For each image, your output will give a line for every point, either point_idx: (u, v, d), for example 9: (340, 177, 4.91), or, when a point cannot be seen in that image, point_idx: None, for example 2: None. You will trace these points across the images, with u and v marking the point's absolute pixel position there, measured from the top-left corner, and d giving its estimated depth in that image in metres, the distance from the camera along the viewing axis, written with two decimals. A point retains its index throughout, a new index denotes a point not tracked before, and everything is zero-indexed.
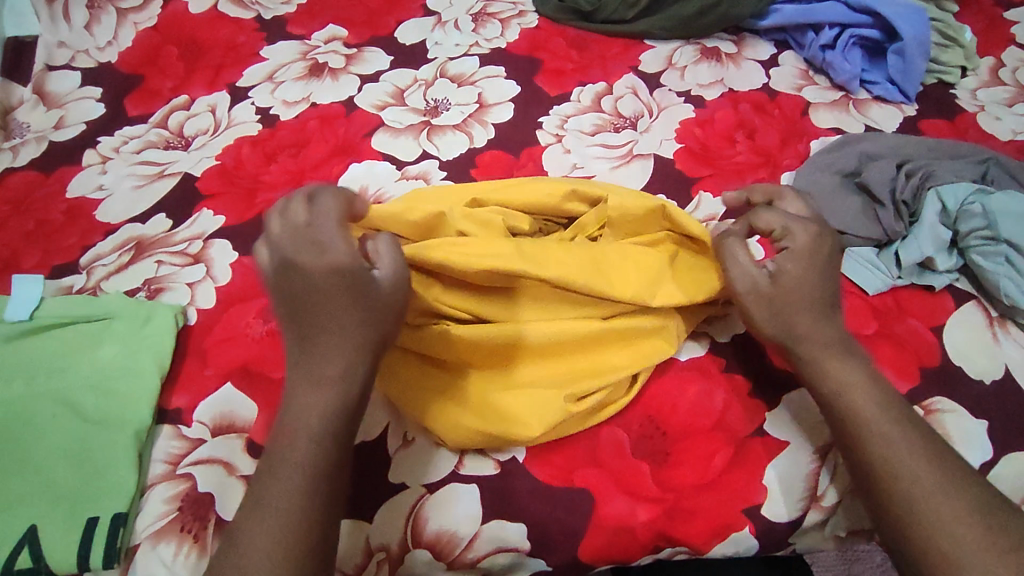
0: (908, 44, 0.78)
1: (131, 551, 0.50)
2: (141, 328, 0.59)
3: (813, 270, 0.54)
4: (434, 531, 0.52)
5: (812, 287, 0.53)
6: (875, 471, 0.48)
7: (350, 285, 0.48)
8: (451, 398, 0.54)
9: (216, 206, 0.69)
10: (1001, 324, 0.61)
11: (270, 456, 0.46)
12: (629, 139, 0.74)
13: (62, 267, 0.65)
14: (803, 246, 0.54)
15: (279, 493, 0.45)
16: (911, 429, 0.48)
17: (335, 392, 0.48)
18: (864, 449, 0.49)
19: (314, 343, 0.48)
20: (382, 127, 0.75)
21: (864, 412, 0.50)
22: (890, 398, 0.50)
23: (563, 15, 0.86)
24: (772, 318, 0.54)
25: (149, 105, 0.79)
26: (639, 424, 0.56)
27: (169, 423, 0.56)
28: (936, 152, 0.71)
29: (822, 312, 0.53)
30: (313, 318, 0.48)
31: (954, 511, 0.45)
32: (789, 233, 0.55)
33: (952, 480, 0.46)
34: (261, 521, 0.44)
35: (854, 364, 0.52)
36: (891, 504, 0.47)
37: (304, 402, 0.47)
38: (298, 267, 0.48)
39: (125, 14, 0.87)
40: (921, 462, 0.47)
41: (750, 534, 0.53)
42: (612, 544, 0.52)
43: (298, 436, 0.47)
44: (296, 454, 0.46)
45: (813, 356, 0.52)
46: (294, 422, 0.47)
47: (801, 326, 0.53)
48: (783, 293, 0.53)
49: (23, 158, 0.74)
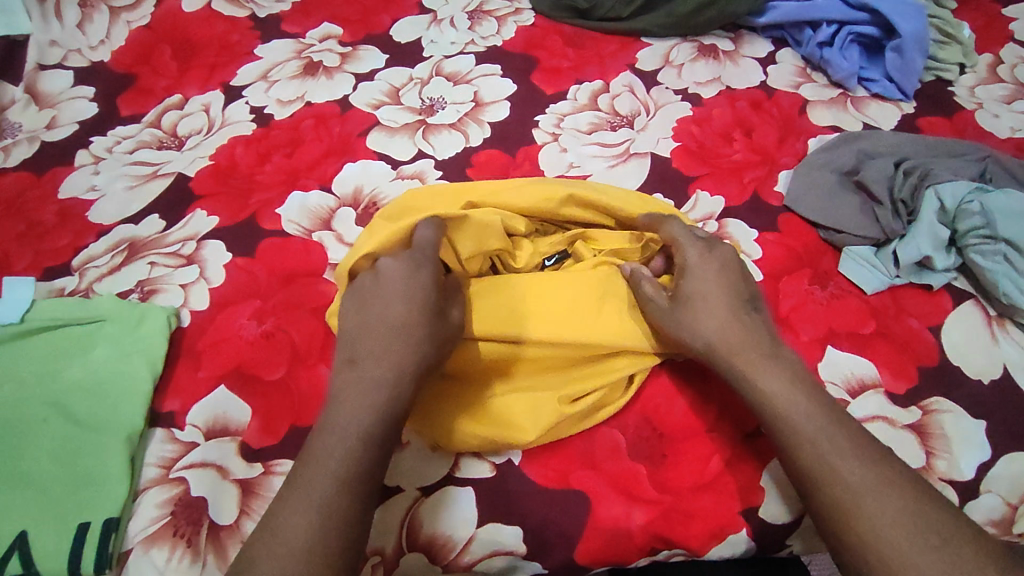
0: (907, 41, 0.77)
1: (123, 557, 0.50)
2: (134, 330, 0.58)
3: (718, 279, 0.54)
4: (429, 534, 0.52)
5: (714, 296, 0.53)
6: (808, 476, 0.47)
7: (421, 294, 0.51)
8: (463, 408, 0.54)
9: (210, 206, 0.68)
10: (999, 323, 0.61)
11: (306, 456, 0.46)
12: (626, 138, 0.74)
13: (54, 268, 0.65)
14: (698, 259, 0.55)
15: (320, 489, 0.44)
16: (840, 431, 0.48)
17: (390, 392, 0.48)
18: (796, 454, 0.48)
19: (364, 350, 0.50)
20: (378, 126, 0.75)
21: (793, 417, 0.49)
22: (820, 400, 0.50)
23: (559, 13, 0.85)
24: (690, 331, 0.53)
25: (143, 105, 0.79)
26: (636, 425, 0.56)
27: (162, 426, 0.56)
28: (934, 151, 0.70)
29: (734, 318, 0.53)
30: (377, 327, 0.51)
31: (884, 513, 0.44)
32: (681, 250, 0.56)
33: (882, 481, 0.45)
34: (297, 515, 0.43)
35: (784, 368, 0.51)
36: (826, 507, 0.46)
37: (358, 400, 0.48)
38: (376, 279, 0.53)
39: (118, 13, 0.87)
40: (851, 465, 0.46)
41: (747, 536, 0.53)
42: (608, 547, 0.52)
43: (350, 436, 0.46)
44: (346, 450, 0.46)
45: (738, 363, 0.51)
46: (344, 421, 0.47)
47: (712, 330, 0.52)
48: (692, 306, 0.53)
49: (15, 158, 0.73)
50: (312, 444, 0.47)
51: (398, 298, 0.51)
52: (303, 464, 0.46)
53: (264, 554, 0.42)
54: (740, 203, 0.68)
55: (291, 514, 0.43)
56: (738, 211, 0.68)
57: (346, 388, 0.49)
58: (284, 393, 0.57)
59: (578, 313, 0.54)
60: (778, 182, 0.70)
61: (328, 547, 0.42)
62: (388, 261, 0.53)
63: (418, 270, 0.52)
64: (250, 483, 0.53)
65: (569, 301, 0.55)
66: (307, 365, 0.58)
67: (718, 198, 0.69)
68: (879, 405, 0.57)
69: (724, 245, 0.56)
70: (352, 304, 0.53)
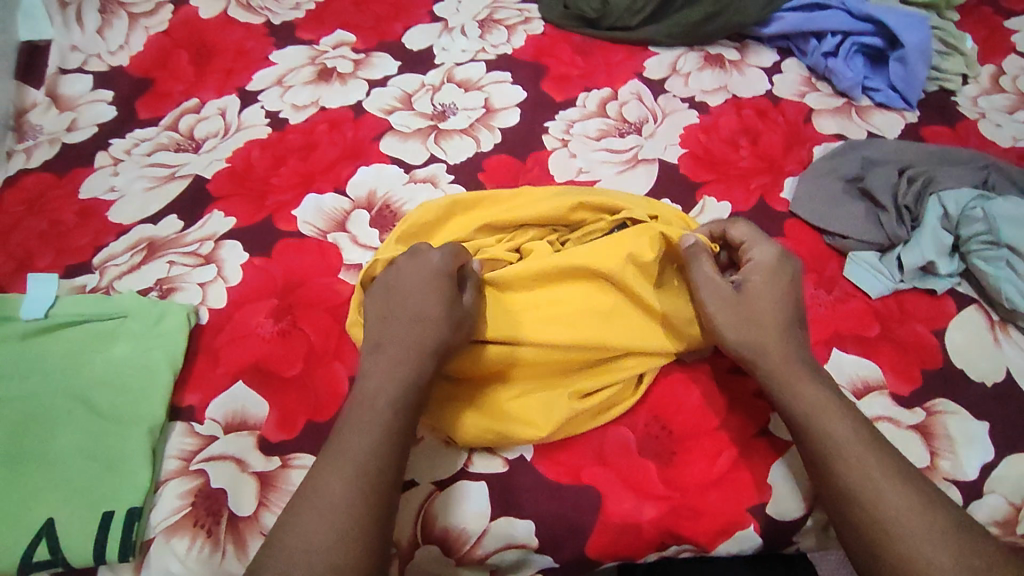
0: (910, 52, 0.79)
1: (145, 545, 0.51)
2: (155, 326, 0.59)
3: (770, 291, 0.56)
4: (444, 527, 0.53)
5: (772, 305, 0.55)
6: (848, 489, 0.48)
7: (434, 290, 0.53)
8: (476, 410, 0.55)
9: (227, 208, 0.70)
10: (1002, 327, 0.62)
11: (342, 426, 0.49)
12: (635, 144, 0.75)
13: (75, 267, 0.66)
14: (763, 264, 0.57)
15: (359, 455, 0.47)
16: (883, 452, 0.49)
17: (413, 367, 0.50)
18: (839, 467, 0.49)
19: (390, 337, 0.52)
20: (391, 131, 0.76)
21: (837, 432, 0.50)
22: (857, 420, 0.51)
23: (568, 22, 0.87)
24: (735, 329, 0.55)
25: (160, 108, 0.80)
26: (645, 423, 0.57)
27: (181, 420, 0.57)
28: (937, 158, 0.72)
29: (776, 333, 0.55)
30: (402, 322, 0.52)
31: (929, 532, 0.46)
32: (749, 246, 0.58)
33: (922, 501, 0.47)
34: (336, 478, 0.46)
35: (822, 387, 0.53)
36: (864, 523, 0.47)
37: (383, 376, 0.50)
38: (394, 275, 0.54)
39: (137, 18, 0.88)
40: (893, 483, 0.48)
41: (755, 532, 0.53)
42: (619, 540, 0.53)
43: (372, 436, 0.48)
44: (376, 421, 0.48)
45: (780, 376, 0.53)
46: (372, 392, 0.50)
47: (768, 335, 0.54)
48: (744, 307, 0.55)
49: (36, 159, 0.75)
50: (349, 414, 0.49)
51: (437, 288, 0.53)
52: (340, 432, 0.48)
53: (300, 534, 0.44)
54: (746, 209, 0.70)
55: (331, 477, 0.46)
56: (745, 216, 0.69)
57: (376, 362, 0.51)
58: (301, 389, 0.58)
59: (589, 317, 0.56)
60: (785, 188, 0.72)
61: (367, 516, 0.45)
62: (413, 251, 0.55)
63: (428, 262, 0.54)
64: (268, 476, 0.54)
65: (598, 306, 0.56)
66: (323, 362, 0.59)
67: (725, 204, 0.70)
68: (884, 406, 0.58)
69: (796, 263, 0.58)
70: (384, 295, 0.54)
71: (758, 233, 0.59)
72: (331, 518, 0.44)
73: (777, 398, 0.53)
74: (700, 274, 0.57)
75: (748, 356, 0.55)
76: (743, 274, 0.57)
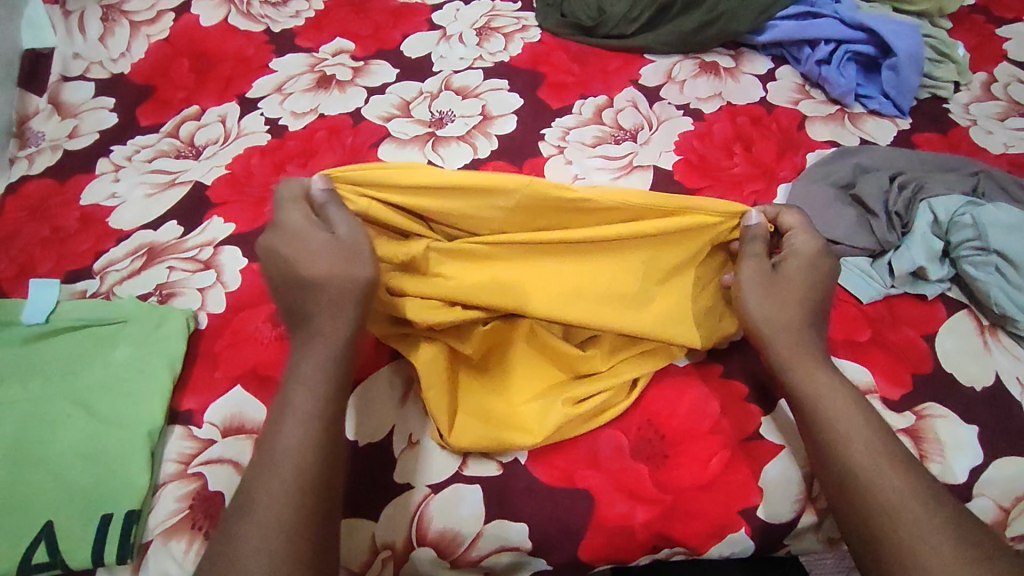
0: (902, 59, 0.80)
1: (143, 548, 0.52)
2: (154, 331, 0.60)
3: (809, 277, 0.56)
4: (438, 530, 0.53)
5: (800, 294, 0.56)
6: (853, 473, 0.49)
7: (321, 256, 0.53)
8: (477, 415, 0.56)
9: (226, 213, 0.70)
10: (992, 332, 0.63)
11: (280, 412, 0.49)
12: (630, 151, 0.76)
13: (76, 272, 0.67)
14: (808, 250, 0.57)
15: (291, 453, 0.47)
16: (887, 440, 0.50)
17: (326, 343, 0.51)
18: (847, 451, 0.50)
19: (303, 309, 0.53)
20: (389, 138, 0.77)
21: (845, 417, 0.51)
22: (864, 407, 0.52)
23: (565, 30, 0.88)
24: (765, 310, 0.55)
25: (161, 115, 0.81)
26: (639, 426, 0.57)
27: (180, 424, 0.57)
28: (927, 165, 0.72)
29: (801, 318, 0.55)
30: (313, 288, 0.52)
31: (931, 520, 0.46)
32: (794, 234, 0.58)
33: (925, 490, 0.48)
34: (276, 476, 0.46)
35: (830, 373, 0.54)
36: (867, 507, 0.48)
37: (314, 360, 0.51)
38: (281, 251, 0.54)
39: (139, 26, 0.89)
40: (897, 470, 0.48)
41: (746, 535, 0.54)
42: (611, 543, 0.54)
43: (300, 423, 0.48)
44: (309, 407, 0.49)
45: (795, 361, 0.54)
46: (308, 375, 0.50)
47: (792, 321, 0.55)
48: (782, 290, 0.56)
49: (39, 165, 0.76)
50: (277, 413, 0.49)
51: (315, 238, 0.53)
52: (272, 433, 0.48)
53: (249, 520, 0.45)
54: None
55: (268, 477, 0.46)
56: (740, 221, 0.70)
57: (304, 352, 0.51)
58: None
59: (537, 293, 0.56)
60: (778, 194, 0.72)
61: (308, 515, 0.45)
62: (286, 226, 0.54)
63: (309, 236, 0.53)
64: None
65: (590, 296, 0.56)
66: None
67: None
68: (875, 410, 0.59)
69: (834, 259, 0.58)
70: (266, 259, 0.54)
71: (807, 222, 0.58)
72: (278, 501, 0.45)
73: (789, 380, 0.54)
74: (749, 254, 0.57)
75: (767, 336, 0.55)
76: (783, 254, 0.58)
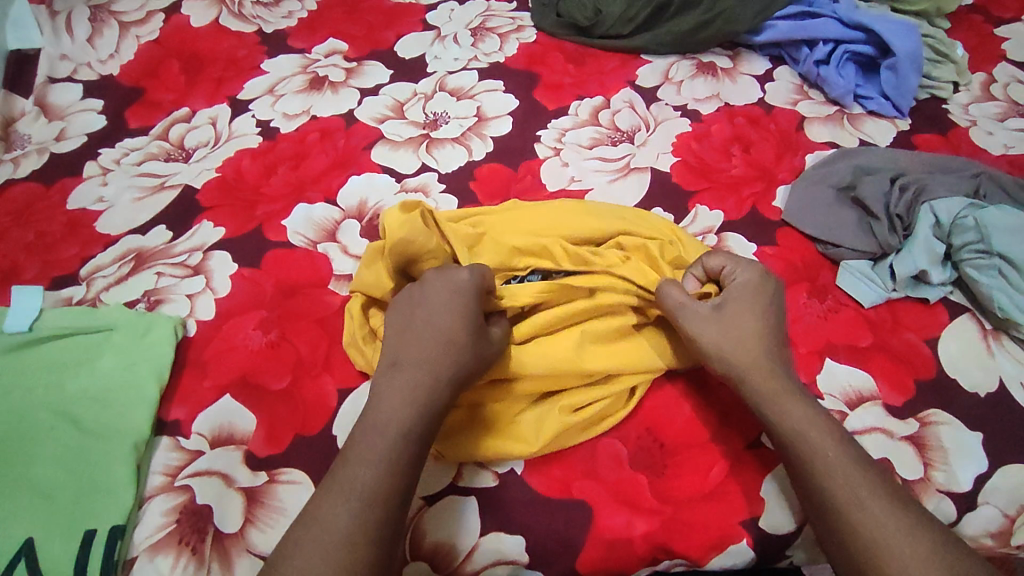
0: (902, 60, 0.79)
1: (128, 564, 0.50)
2: (142, 339, 0.59)
3: (754, 309, 0.55)
4: (433, 543, 0.52)
5: (763, 323, 0.55)
6: (835, 505, 0.48)
7: (455, 313, 0.52)
8: (480, 426, 0.55)
9: (216, 218, 0.69)
10: (995, 337, 0.62)
11: (347, 453, 0.48)
12: (627, 152, 0.75)
13: (61, 279, 0.65)
14: (748, 283, 0.56)
15: (361, 488, 0.46)
16: (867, 469, 0.49)
17: (426, 397, 0.50)
18: (827, 481, 0.49)
19: (404, 356, 0.52)
20: (382, 140, 0.76)
21: (825, 450, 0.50)
22: (844, 436, 0.51)
23: (562, 30, 0.87)
24: (720, 344, 0.54)
25: (150, 117, 0.80)
26: (637, 436, 0.56)
27: (167, 434, 0.56)
28: (928, 167, 0.71)
29: (761, 351, 0.54)
30: (430, 344, 0.51)
31: (914, 549, 0.45)
32: (732, 270, 0.57)
33: (911, 518, 0.47)
34: (338, 511, 0.45)
35: (804, 402, 0.52)
36: (850, 537, 0.47)
37: (393, 402, 0.49)
38: (421, 292, 0.53)
39: (127, 27, 0.88)
40: (879, 499, 0.47)
41: (748, 546, 0.53)
42: (610, 556, 0.52)
43: (379, 465, 0.47)
44: (386, 447, 0.48)
45: (765, 394, 0.53)
46: (383, 419, 0.49)
47: (754, 352, 0.53)
48: (722, 323, 0.54)
49: (24, 169, 0.74)
50: (346, 455, 0.48)
51: (461, 311, 0.52)
52: (342, 465, 0.47)
53: (303, 547, 0.44)
54: (739, 217, 0.70)
55: (332, 508, 0.45)
56: (739, 224, 0.69)
57: (383, 394, 0.50)
58: (289, 403, 0.57)
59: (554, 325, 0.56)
60: (777, 197, 0.71)
61: (358, 555, 0.44)
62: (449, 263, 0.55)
63: (457, 285, 0.52)
64: (255, 491, 0.53)
65: (595, 330, 0.56)
66: (312, 375, 0.59)
67: (717, 212, 0.70)
68: (877, 417, 0.58)
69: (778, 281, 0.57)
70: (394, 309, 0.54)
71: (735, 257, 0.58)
72: (331, 545, 0.43)
73: (764, 413, 0.53)
74: (674, 300, 0.55)
75: (738, 371, 0.53)
76: (727, 294, 0.56)
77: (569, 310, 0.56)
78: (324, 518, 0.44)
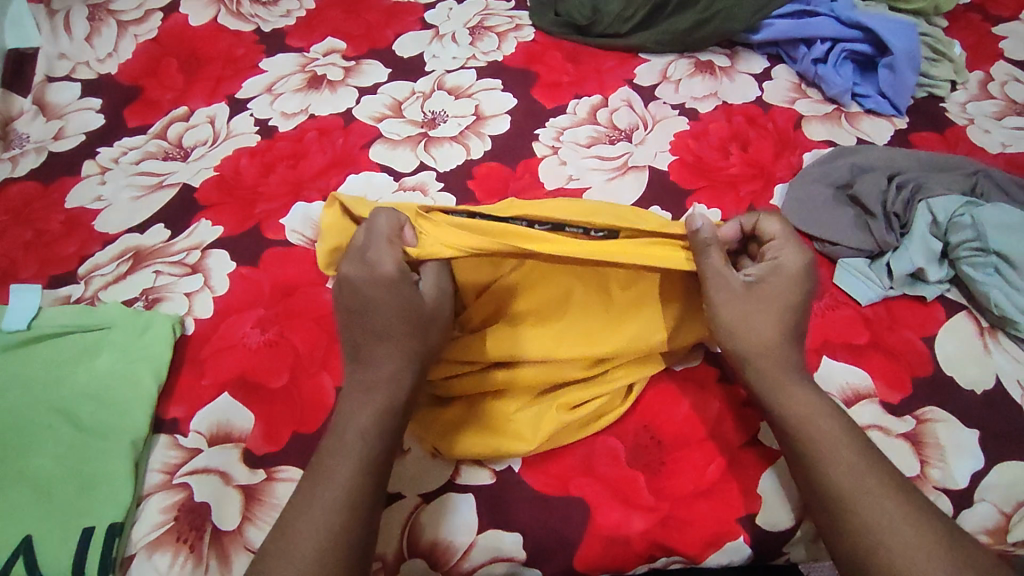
0: (899, 58, 0.79)
1: (126, 562, 0.50)
2: (140, 337, 0.59)
3: (786, 293, 0.54)
4: (431, 540, 0.52)
5: (790, 304, 0.54)
6: (836, 493, 0.48)
7: (394, 300, 0.51)
8: (472, 426, 0.55)
9: (214, 216, 0.69)
10: (992, 334, 0.62)
11: (318, 460, 0.48)
12: (624, 151, 0.75)
13: (60, 277, 0.66)
14: (792, 268, 0.54)
15: (327, 497, 0.46)
16: (869, 462, 0.49)
17: (384, 401, 0.50)
18: (831, 469, 0.49)
19: (368, 354, 0.51)
20: (381, 139, 0.76)
21: (831, 437, 0.50)
22: (850, 426, 0.51)
23: (560, 30, 0.87)
24: (745, 326, 0.53)
25: (149, 116, 0.80)
26: (634, 433, 0.56)
27: (165, 432, 0.56)
28: (926, 165, 0.71)
29: (783, 338, 0.53)
30: (380, 339, 0.51)
31: (918, 536, 0.46)
32: (778, 246, 0.55)
33: (913, 508, 0.47)
34: (304, 522, 0.45)
35: (811, 391, 0.52)
36: (851, 525, 0.47)
37: (358, 408, 0.50)
38: (363, 278, 0.51)
39: (126, 26, 0.88)
40: (886, 489, 0.48)
41: (744, 543, 0.53)
42: (607, 554, 0.52)
43: (343, 468, 0.47)
44: (347, 454, 0.48)
45: (770, 384, 0.53)
46: (344, 427, 0.49)
47: (769, 337, 0.53)
48: (757, 306, 0.53)
49: (23, 168, 0.75)
50: (322, 451, 0.49)
51: (404, 292, 0.51)
52: (311, 474, 0.48)
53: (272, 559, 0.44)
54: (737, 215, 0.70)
55: (299, 524, 0.45)
56: None
57: (354, 399, 0.50)
58: (288, 401, 0.57)
59: (552, 310, 0.57)
60: (775, 196, 0.71)
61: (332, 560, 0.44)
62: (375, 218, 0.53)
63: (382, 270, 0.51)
64: (253, 489, 0.53)
65: (582, 317, 0.56)
66: (310, 373, 0.59)
67: (715, 211, 0.70)
68: (874, 414, 0.58)
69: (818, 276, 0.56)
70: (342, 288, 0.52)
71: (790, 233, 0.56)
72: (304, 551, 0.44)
73: (768, 402, 0.53)
74: (712, 265, 0.53)
75: (752, 356, 0.53)
76: (761, 273, 0.55)
77: (558, 298, 0.56)
78: (291, 533, 0.45)
